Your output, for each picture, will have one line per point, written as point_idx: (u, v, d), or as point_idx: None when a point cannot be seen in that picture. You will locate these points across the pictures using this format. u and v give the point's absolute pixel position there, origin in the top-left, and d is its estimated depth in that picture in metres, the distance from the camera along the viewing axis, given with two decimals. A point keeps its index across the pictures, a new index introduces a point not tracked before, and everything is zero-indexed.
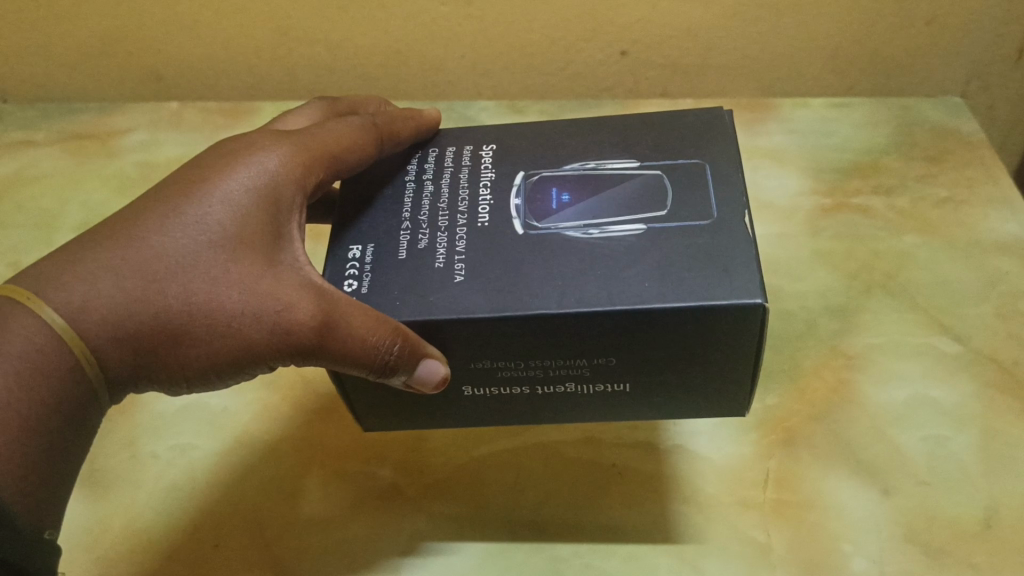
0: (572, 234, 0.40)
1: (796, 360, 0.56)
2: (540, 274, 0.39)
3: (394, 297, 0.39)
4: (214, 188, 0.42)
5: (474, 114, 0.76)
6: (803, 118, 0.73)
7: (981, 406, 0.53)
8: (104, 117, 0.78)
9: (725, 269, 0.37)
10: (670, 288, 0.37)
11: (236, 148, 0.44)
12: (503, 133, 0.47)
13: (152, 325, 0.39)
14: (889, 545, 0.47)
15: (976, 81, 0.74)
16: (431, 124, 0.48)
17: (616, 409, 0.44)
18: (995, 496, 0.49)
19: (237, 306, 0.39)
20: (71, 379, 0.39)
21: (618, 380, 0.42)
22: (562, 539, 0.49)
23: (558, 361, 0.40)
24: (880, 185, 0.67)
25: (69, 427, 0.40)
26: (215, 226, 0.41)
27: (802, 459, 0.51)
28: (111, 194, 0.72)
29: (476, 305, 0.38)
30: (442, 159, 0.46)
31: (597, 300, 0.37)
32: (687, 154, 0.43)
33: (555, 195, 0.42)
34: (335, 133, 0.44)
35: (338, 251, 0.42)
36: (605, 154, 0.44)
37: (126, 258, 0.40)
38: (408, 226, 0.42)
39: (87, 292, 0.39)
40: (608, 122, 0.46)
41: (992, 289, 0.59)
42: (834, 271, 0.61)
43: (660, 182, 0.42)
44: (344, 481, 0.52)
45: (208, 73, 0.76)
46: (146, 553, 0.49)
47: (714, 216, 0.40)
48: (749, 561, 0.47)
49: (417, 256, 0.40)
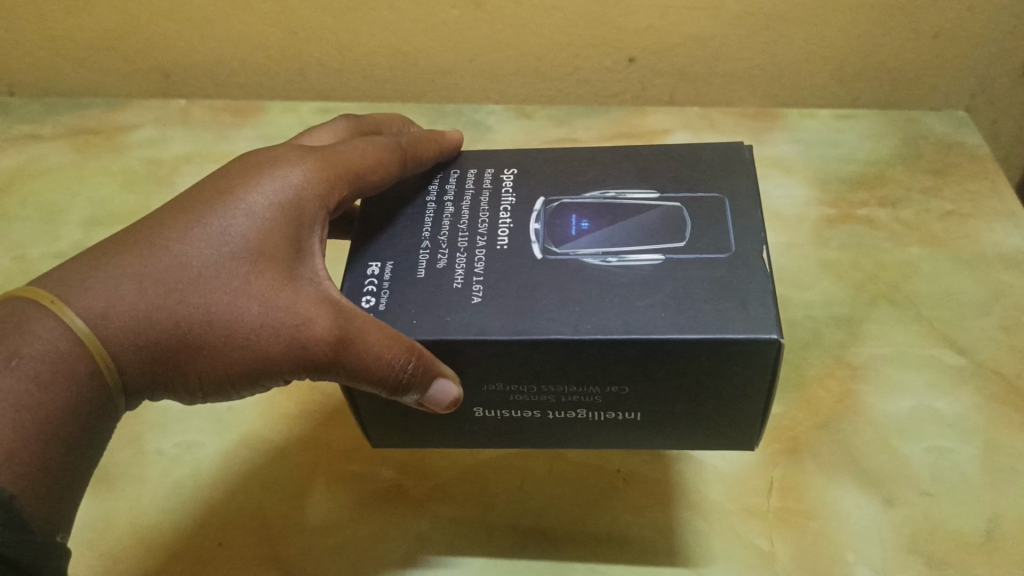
0: (590, 261, 0.40)
1: (801, 369, 0.56)
2: (557, 300, 0.39)
3: (411, 315, 0.39)
4: (238, 199, 0.41)
5: (481, 117, 0.77)
6: (810, 128, 0.74)
7: (984, 419, 0.53)
8: (111, 113, 0.78)
9: (742, 302, 0.37)
10: (687, 318, 0.37)
11: (261, 160, 0.43)
12: (523, 157, 0.47)
13: (170, 334, 0.39)
14: (892, 554, 0.48)
15: (982, 94, 0.74)
16: (453, 148, 0.47)
17: (625, 436, 0.44)
18: (997, 507, 0.49)
19: (254, 318, 0.39)
20: (91, 383, 0.39)
21: (629, 408, 0.42)
22: (568, 547, 0.48)
23: (571, 387, 0.40)
24: (886, 196, 0.67)
25: (87, 431, 0.39)
26: (236, 237, 0.40)
27: (806, 468, 0.51)
28: (118, 189, 0.72)
29: (492, 327, 0.38)
30: (462, 182, 0.46)
31: (613, 328, 0.37)
32: (708, 187, 0.43)
33: (575, 221, 0.43)
34: (361, 151, 0.44)
35: (356, 268, 0.41)
36: (625, 182, 0.44)
37: (148, 265, 0.40)
38: (427, 246, 0.42)
39: (108, 298, 0.39)
40: (628, 150, 0.46)
41: (997, 302, 0.59)
42: (839, 281, 0.62)
43: (679, 215, 0.42)
44: (350, 482, 0.52)
45: (216, 71, 0.76)
46: (150, 549, 0.49)
47: (733, 249, 0.40)
48: (752, 569, 0.47)
49: (434, 277, 0.40)
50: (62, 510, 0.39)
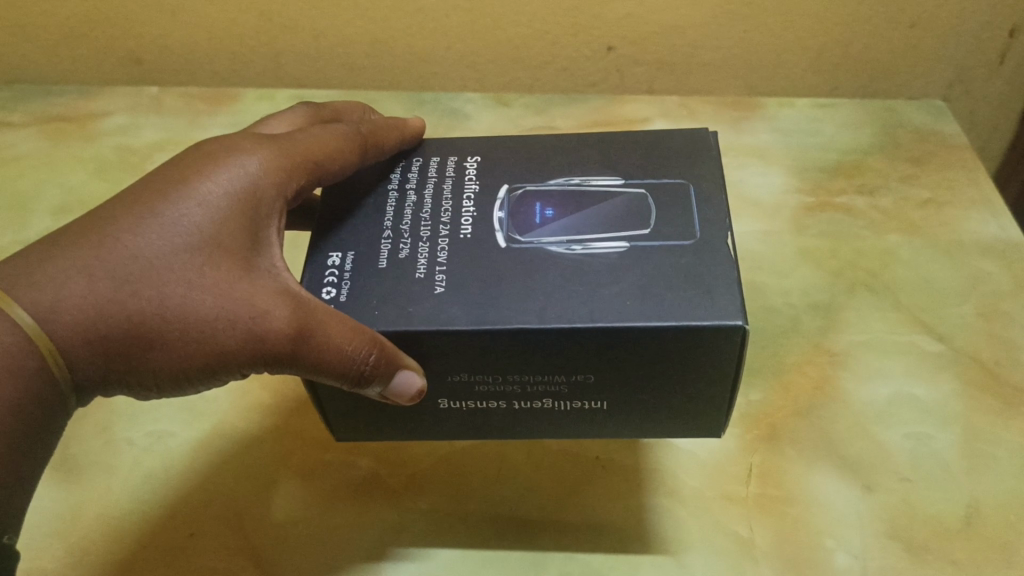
0: (554, 249, 0.40)
1: (780, 356, 0.56)
2: (520, 290, 0.38)
3: (372, 307, 0.38)
4: (191, 187, 0.40)
5: (459, 105, 0.76)
6: (789, 117, 0.73)
7: (963, 405, 0.53)
8: (81, 100, 0.77)
9: (707, 290, 0.37)
10: (652, 307, 0.37)
11: (215, 147, 0.42)
12: (487, 145, 0.46)
13: (122, 328, 0.38)
14: (872, 540, 0.47)
15: (958, 84, 0.75)
16: (414, 136, 0.47)
17: (592, 426, 0.44)
18: (976, 493, 0.49)
19: (211, 311, 0.39)
20: (39, 379, 0.38)
21: (595, 398, 0.41)
22: (545, 539, 0.48)
23: (536, 377, 0.40)
24: (864, 185, 0.67)
25: (35, 427, 0.39)
26: (190, 227, 0.40)
27: (786, 454, 0.51)
28: (88, 177, 0.71)
29: (457, 317, 0.37)
30: (425, 170, 0.45)
31: (579, 316, 0.37)
32: (672, 173, 0.43)
33: (539, 209, 0.42)
34: (319, 138, 0.43)
35: (317, 259, 0.41)
36: (589, 171, 0.44)
37: (98, 258, 0.38)
38: (389, 236, 0.41)
39: (56, 292, 0.38)
40: (592, 137, 0.46)
41: (974, 290, 0.59)
42: (818, 268, 0.62)
43: (644, 201, 0.41)
44: (325, 471, 0.51)
45: (190, 58, 0.75)
46: (120, 541, 0.48)
47: (697, 236, 0.39)
48: (732, 555, 0.47)
49: (397, 266, 0.40)
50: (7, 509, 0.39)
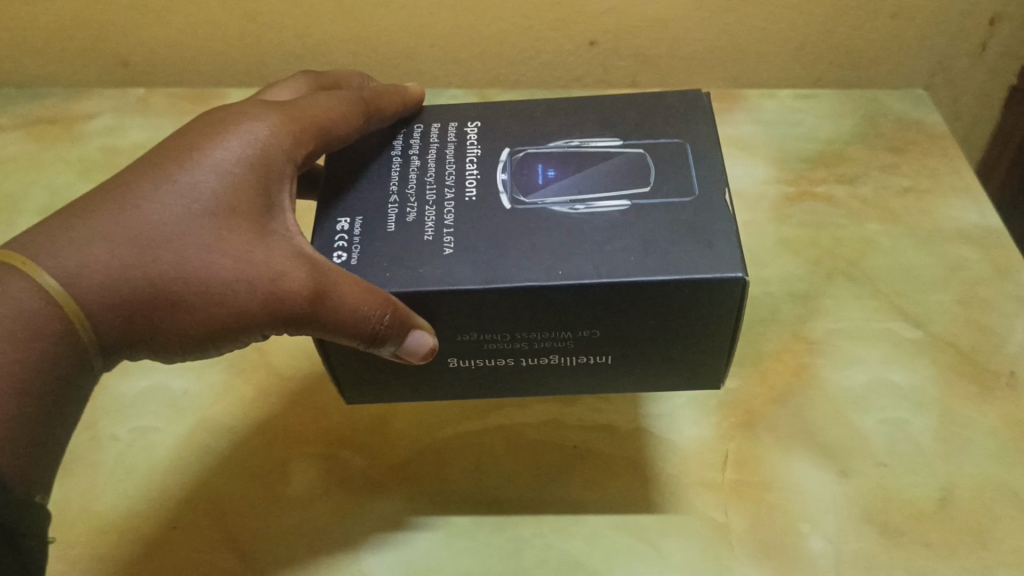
0: (558, 209, 0.40)
1: (758, 345, 0.56)
2: (527, 248, 0.39)
3: (383, 269, 0.39)
4: (205, 154, 0.41)
5: (444, 101, 0.75)
6: (770, 109, 0.73)
7: (939, 390, 0.54)
8: (68, 102, 0.77)
9: (708, 244, 0.38)
10: (656, 261, 0.37)
11: (226, 117, 0.43)
12: (487, 111, 0.47)
13: (144, 292, 0.39)
14: (846, 524, 0.48)
15: (940, 74, 0.75)
16: (414, 104, 0.48)
17: (598, 382, 0.44)
18: (951, 477, 0.50)
19: (228, 274, 0.39)
20: (65, 343, 0.38)
21: (601, 351, 0.42)
22: (524, 521, 0.48)
23: (543, 334, 0.40)
24: (844, 174, 0.67)
25: (62, 392, 0.39)
26: (205, 193, 0.40)
27: (762, 441, 0.51)
28: (74, 177, 0.70)
29: (466, 277, 0.38)
30: (426, 137, 0.45)
31: (585, 272, 0.37)
32: (668, 133, 0.43)
33: (541, 170, 0.43)
34: (324, 105, 0.44)
35: (326, 225, 0.41)
36: (588, 132, 0.45)
37: (121, 224, 0.39)
38: (396, 201, 0.42)
39: (78, 257, 0.38)
40: (588, 101, 0.47)
41: (952, 276, 0.60)
42: (797, 257, 0.62)
43: (643, 160, 0.42)
44: (309, 463, 0.51)
45: (177, 59, 0.76)
46: (104, 534, 0.48)
47: (696, 193, 0.40)
48: (707, 541, 0.47)
49: (405, 230, 0.40)
50: (40, 473, 0.38)
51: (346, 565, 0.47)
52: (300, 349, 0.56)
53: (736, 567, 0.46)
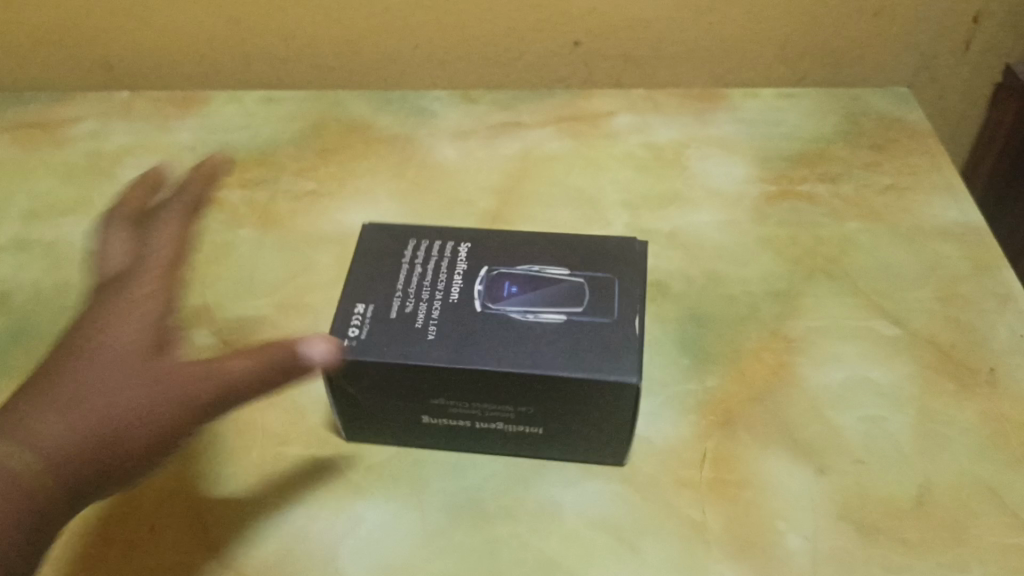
0: (514, 315, 0.47)
1: (736, 343, 0.56)
2: (489, 342, 0.46)
3: (382, 347, 0.46)
4: (103, 316, 0.46)
5: (427, 104, 0.75)
6: (753, 108, 0.73)
7: (918, 386, 0.54)
8: (51, 108, 0.76)
9: (616, 351, 0.45)
10: (579, 362, 0.45)
11: (106, 289, 0.48)
12: (471, 233, 0.52)
13: (105, 434, 0.43)
14: (822, 522, 0.48)
15: (924, 72, 0.76)
16: (221, 167, 0.52)
17: (529, 452, 0.51)
18: (928, 474, 0.50)
19: (156, 400, 0.44)
20: (57, 474, 0.42)
21: (536, 424, 0.48)
22: (500, 521, 0.48)
23: (492, 405, 0.47)
24: (825, 172, 0.67)
25: (54, 514, 0.43)
26: (105, 344, 0.45)
27: (740, 439, 0.51)
28: (58, 182, 0.69)
29: (440, 358, 0.45)
30: (428, 247, 0.51)
31: (524, 363, 0.45)
32: (606, 270, 0.49)
33: (508, 286, 0.49)
34: (157, 235, 0.48)
35: (344, 307, 0.48)
36: (546, 262, 0.50)
37: (53, 395, 0.44)
38: (401, 292, 0.48)
39: (39, 438, 0.42)
40: (548, 236, 0.52)
41: (932, 274, 0.60)
42: (777, 256, 0.62)
43: (582, 289, 0.48)
44: (288, 464, 0.51)
45: (162, 63, 0.76)
46: (82, 536, 0.48)
47: (616, 316, 0.47)
48: (684, 539, 0.47)
49: (402, 319, 0.47)
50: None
51: (321, 565, 0.47)
52: None
53: (712, 566, 0.46)
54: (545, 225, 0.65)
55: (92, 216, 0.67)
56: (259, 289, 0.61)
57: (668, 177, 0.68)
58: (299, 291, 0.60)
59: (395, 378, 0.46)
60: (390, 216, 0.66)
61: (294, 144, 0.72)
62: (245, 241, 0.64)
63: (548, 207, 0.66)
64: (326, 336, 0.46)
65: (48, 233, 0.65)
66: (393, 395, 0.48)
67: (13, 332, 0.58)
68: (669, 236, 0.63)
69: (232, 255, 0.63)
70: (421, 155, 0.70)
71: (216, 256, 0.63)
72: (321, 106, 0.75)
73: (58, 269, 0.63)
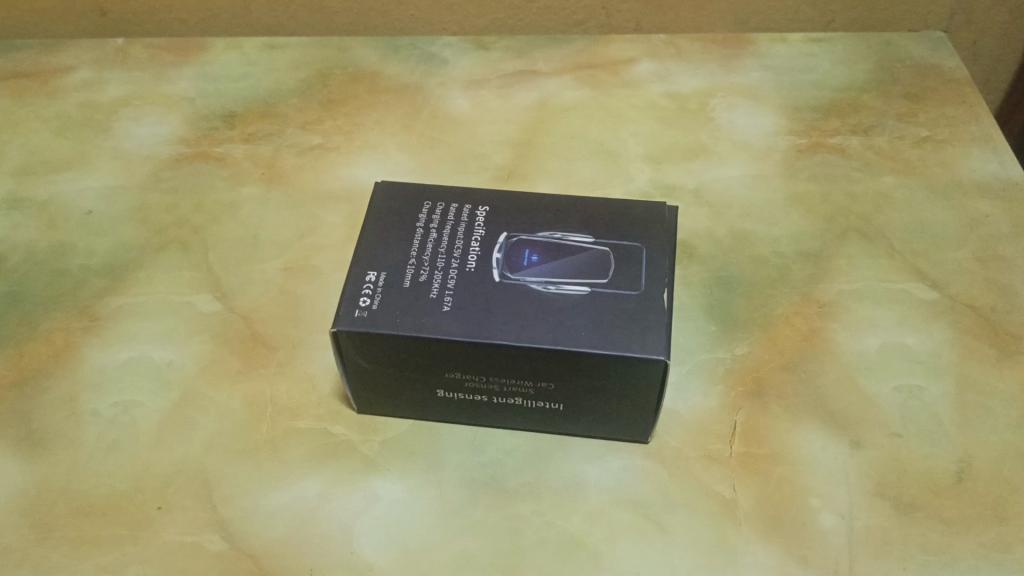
0: (535, 287, 0.44)
1: (767, 307, 0.54)
2: (508, 314, 0.43)
3: (395, 317, 0.43)
4: None
5: (436, 50, 0.71)
6: (781, 53, 0.69)
7: (957, 354, 0.51)
8: (43, 56, 0.72)
9: (641, 327, 0.43)
10: (602, 339, 0.42)
11: None
12: (491, 196, 0.49)
13: None
14: (859, 498, 0.46)
15: (961, 14, 0.71)
16: None
17: (541, 426, 0.49)
18: (968, 447, 0.48)
19: None
20: None
21: (555, 400, 0.46)
22: (522, 498, 0.47)
23: (510, 380, 0.45)
24: (858, 124, 0.64)
25: None
26: None
27: (771, 411, 0.49)
28: (52, 135, 0.66)
29: (455, 330, 0.43)
30: (445, 211, 0.48)
31: (544, 339, 0.42)
32: (633, 237, 0.46)
33: (527, 254, 0.46)
34: None
35: (355, 274, 0.45)
36: (569, 229, 0.47)
37: None
38: (415, 260, 0.46)
39: None
40: (571, 200, 0.49)
41: (970, 233, 0.57)
42: (808, 214, 0.59)
43: (607, 259, 0.45)
44: (300, 437, 0.49)
45: (157, 7, 0.72)
46: (87, 516, 0.46)
47: (641, 288, 0.44)
48: (714, 518, 0.45)
49: (416, 288, 0.44)
50: None
51: (337, 545, 0.45)
52: (289, 318, 0.54)
53: (744, 546, 0.44)
54: (565, 181, 0.61)
55: (88, 173, 0.64)
56: (266, 250, 0.58)
57: (693, 129, 0.64)
58: (307, 253, 0.58)
59: (408, 350, 0.44)
60: (400, 171, 0.62)
61: (298, 95, 0.68)
62: (249, 200, 0.61)
63: (566, 161, 0.63)
64: (337, 305, 0.44)
65: (42, 190, 0.62)
66: (405, 367, 0.45)
67: (8, 297, 0.55)
68: (694, 192, 0.60)
69: (235, 214, 0.60)
70: (432, 105, 0.67)
71: (219, 215, 0.60)
72: (326, 53, 0.71)
73: (54, 229, 0.60)
